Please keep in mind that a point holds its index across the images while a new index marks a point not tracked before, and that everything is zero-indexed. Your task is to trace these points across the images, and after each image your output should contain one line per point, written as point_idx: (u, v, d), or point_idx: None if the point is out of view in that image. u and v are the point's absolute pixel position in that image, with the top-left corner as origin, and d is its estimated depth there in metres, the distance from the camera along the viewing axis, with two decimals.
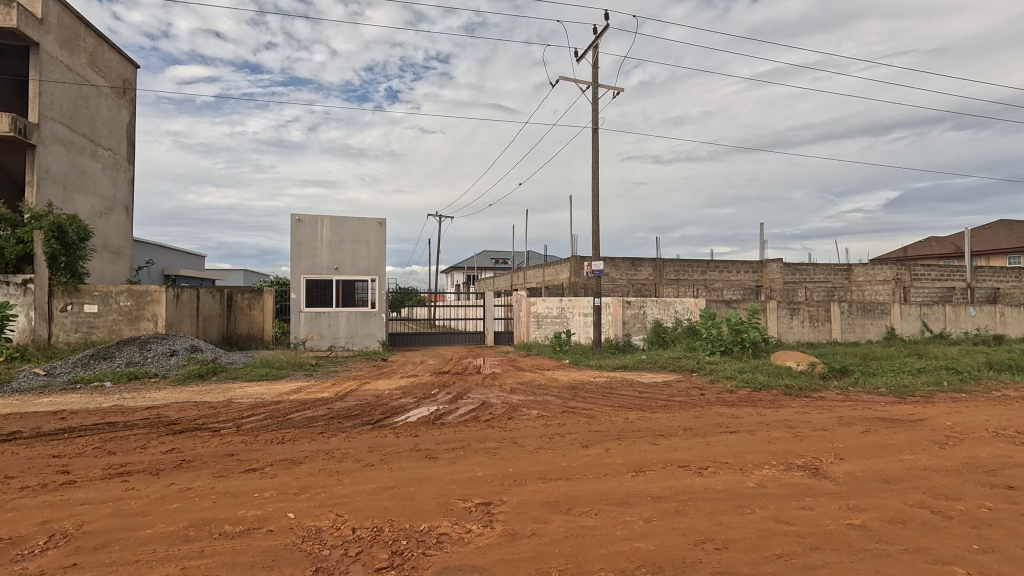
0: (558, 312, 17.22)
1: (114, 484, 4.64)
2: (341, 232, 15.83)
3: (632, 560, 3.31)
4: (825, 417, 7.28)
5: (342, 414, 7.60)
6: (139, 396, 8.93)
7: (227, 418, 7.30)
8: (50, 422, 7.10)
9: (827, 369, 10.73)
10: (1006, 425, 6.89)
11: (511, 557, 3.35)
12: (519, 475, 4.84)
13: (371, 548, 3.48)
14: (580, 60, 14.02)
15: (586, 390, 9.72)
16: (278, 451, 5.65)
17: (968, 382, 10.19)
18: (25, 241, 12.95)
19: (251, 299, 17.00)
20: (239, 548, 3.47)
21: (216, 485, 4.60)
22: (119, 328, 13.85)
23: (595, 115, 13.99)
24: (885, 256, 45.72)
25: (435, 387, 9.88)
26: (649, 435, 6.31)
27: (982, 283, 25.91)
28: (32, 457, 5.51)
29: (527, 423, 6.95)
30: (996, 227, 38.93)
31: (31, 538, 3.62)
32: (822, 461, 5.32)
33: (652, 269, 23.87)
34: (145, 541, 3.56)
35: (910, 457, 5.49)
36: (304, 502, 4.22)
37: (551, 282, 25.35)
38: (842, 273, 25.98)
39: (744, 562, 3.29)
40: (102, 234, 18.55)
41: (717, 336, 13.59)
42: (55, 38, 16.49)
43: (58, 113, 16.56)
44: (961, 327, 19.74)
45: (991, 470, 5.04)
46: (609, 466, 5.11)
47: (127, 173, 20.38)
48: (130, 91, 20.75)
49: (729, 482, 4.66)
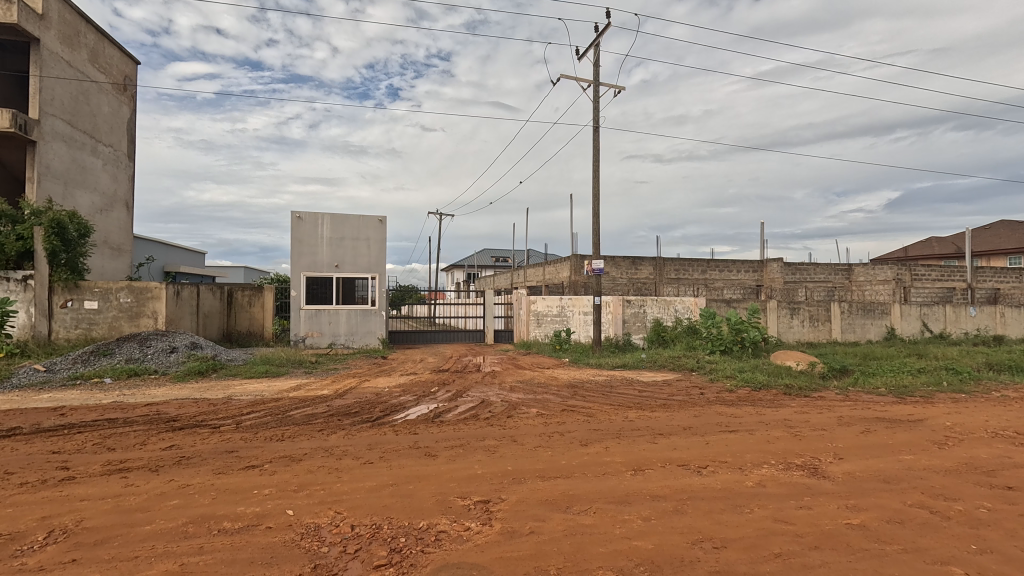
0: (558, 311, 17.22)
1: (113, 480, 4.65)
2: (341, 230, 15.82)
3: (630, 558, 3.31)
4: (825, 417, 7.27)
5: (341, 412, 7.61)
6: (140, 393, 8.92)
7: (226, 415, 7.29)
8: (50, 418, 7.12)
9: (827, 369, 10.73)
10: (1005, 426, 6.88)
11: (509, 555, 3.35)
12: (518, 474, 4.84)
13: (370, 546, 3.48)
14: (582, 58, 14.04)
15: (585, 389, 9.72)
16: (278, 449, 5.65)
17: (969, 383, 10.18)
18: (25, 237, 12.89)
19: (250, 296, 17.02)
20: (239, 544, 3.48)
21: (216, 482, 4.61)
22: (119, 324, 13.85)
23: (596, 113, 13.98)
24: (887, 256, 45.67)
25: (434, 385, 9.90)
26: (649, 434, 6.31)
27: (982, 284, 25.89)
28: (32, 453, 5.51)
29: (526, 422, 6.96)
30: (998, 227, 38.85)
31: (30, 534, 3.62)
32: (821, 460, 5.33)
33: (652, 267, 23.78)
34: (144, 537, 3.57)
35: (908, 456, 5.50)
36: (304, 499, 4.22)
37: (550, 281, 25.37)
38: (843, 273, 25.96)
39: (743, 561, 3.29)
40: (103, 231, 18.55)
41: (717, 336, 13.57)
42: (56, 34, 16.48)
43: (59, 109, 16.54)
44: (961, 327, 19.72)
45: (990, 471, 5.05)
46: (608, 465, 5.11)
47: (128, 170, 20.39)
48: (131, 87, 20.74)
49: (728, 481, 4.66)
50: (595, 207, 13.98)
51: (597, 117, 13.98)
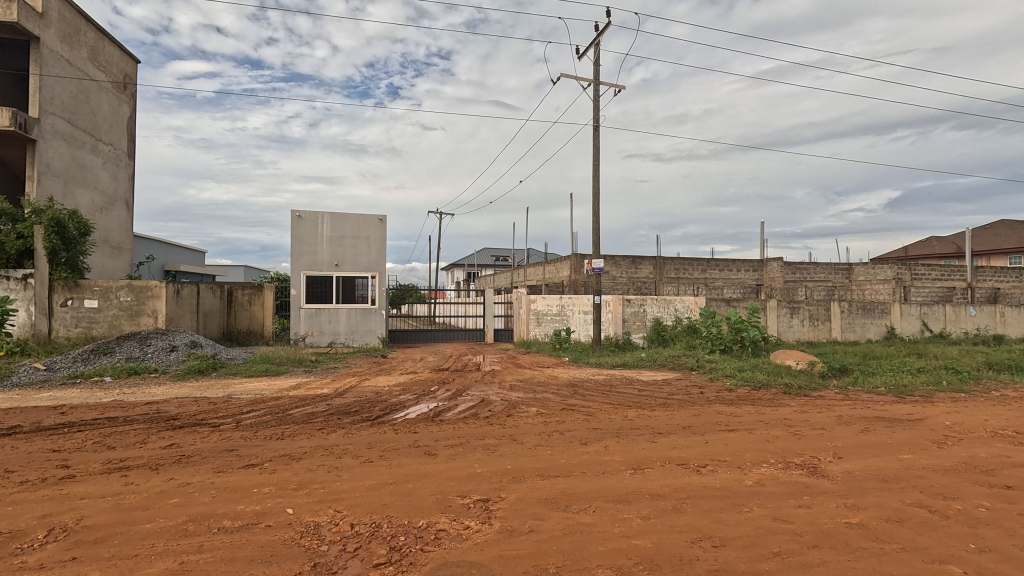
0: (558, 310, 17.22)
1: (113, 479, 4.66)
2: (341, 228, 15.82)
3: (629, 557, 3.31)
4: (825, 416, 7.28)
5: (341, 410, 7.61)
6: (140, 391, 8.93)
7: (226, 414, 7.29)
8: (50, 416, 7.13)
9: (826, 368, 10.73)
10: (1005, 425, 6.89)
11: (509, 553, 3.36)
12: (518, 472, 4.84)
13: (369, 544, 3.49)
14: (582, 57, 14.07)
15: (585, 388, 9.73)
16: (277, 447, 5.66)
17: (968, 383, 10.18)
18: (25, 236, 12.87)
19: (251, 295, 17.03)
20: (239, 542, 3.49)
21: (216, 480, 4.61)
22: (120, 323, 13.85)
23: (596, 112, 14.00)
24: (887, 255, 45.64)
25: (435, 384, 9.90)
26: (648, 433, 6.32)
27: (982, 284, 25.89)
28: (32, 451, 5.52)
29: (526, 420, 6.97)
30: (998, 226, 38.93)
31: (30, 532, 3.63)
32: (820, 459, 5.33)
33: (653, 267, 23.75)
34: (144, 535, 3.57)
35: (908, 456, 5.50)
36: (304, 498, 4.23)
37: (550, 280, 25.34)
38: (843, 273, 25.94)
39: (741, 560, 3.29)
40: (103, 229, 18.54)
41: (717, 335, 13.57)
42: (56, 32, 16.47)
43: (58, 107, 16.53)
44: (961, 326, 19.73)
45: (990, 470, 5.05)
46: (607, 464, 5.11)
47: (128, 168, 20.38)
48: (131, 86, 20.74)
49: (727, 480, 4.66)
50: (595, 206, 13.98)
51: (597, 116, 13.98)
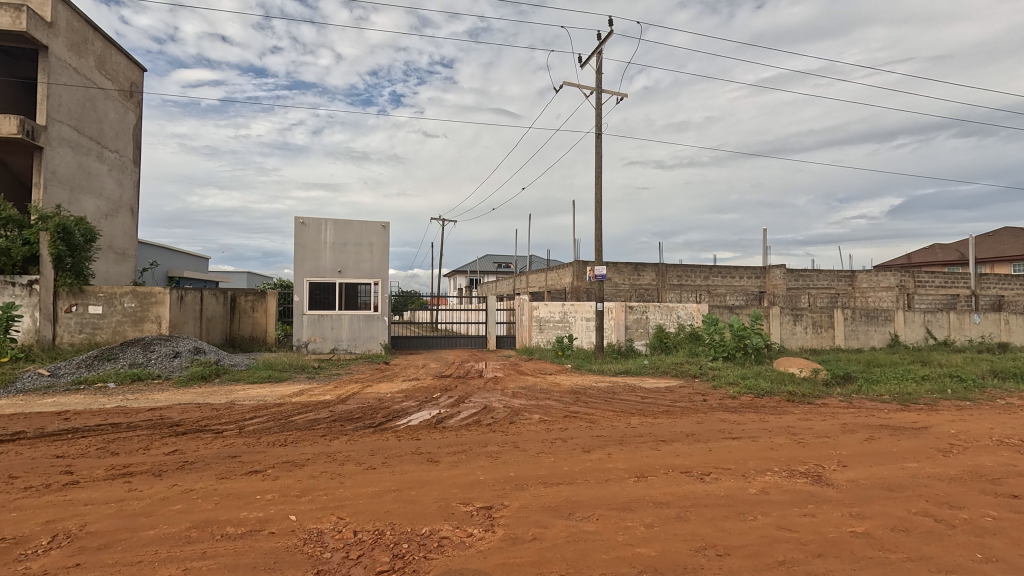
0: (560, 317, 17.24)
1: (117, 485, 4.67)
2: (344, 235, 15.90)
3: (633, 565, 3.30)
4: (828, 424, 7.24)
5: (344, 416, 7.64)
6: (143, 397, 8.98)
7: (229, 420, 7.31)
8: (54, 422, 7.14)
9: (830, 376, 10.73)
10: (1011, 434, 6.83)
11: (512, 561, 3.35)
12: (520, 480, 4.83)
13: (372, 551, 3.48)
14: (585, 64, 14.30)
15: (588, 395, 9.70)
16: (280, 454, 5.65)
17: (973, 391, 10.12)
18: (32, 243, 13.02)
19: (254, 301, 17.17)
20: (240, 549, 3.48)
21: (219, 486, 4.62)
22: (123, 329, 13.88)
23: (599, 118, 14.16)
24: (891, 262, 45.61)
25: (437, 390, 9.89)
26: (651, 441, 6.30)
27: (986, 291, 25.75)
28: (36, 457, 5.55)
29: (529, 427, 6.97)
30: (1000, 234, 38.75)
31: (34, 538, 3.63)
32: (824, 468, 5.30)
33: (655, 273, 23.64)
34: (146, 542, 3.57)
35: (913, 464, 5.46)
36: (305, 505, 4.22)
37: (552, 287, 25.35)
38: (846, 280, 25.77)
39: (745, 568, 3.28)
40: (108, 235, 18.65)
41: (719, 342, 13.51)
42: (64, 41, 16.68)
43: (66, 115, 16.68)
44: (965, 334, 19.62)
45: (995, 479, 5.01)
46: (609, 471, 5.10)
47: (133, 176, 20.53)
48: (136, 94, 20.92)
49: (730, 488, 4.65)
50: (596, 212, 14.02)
51: (598, 123, 14.06)
